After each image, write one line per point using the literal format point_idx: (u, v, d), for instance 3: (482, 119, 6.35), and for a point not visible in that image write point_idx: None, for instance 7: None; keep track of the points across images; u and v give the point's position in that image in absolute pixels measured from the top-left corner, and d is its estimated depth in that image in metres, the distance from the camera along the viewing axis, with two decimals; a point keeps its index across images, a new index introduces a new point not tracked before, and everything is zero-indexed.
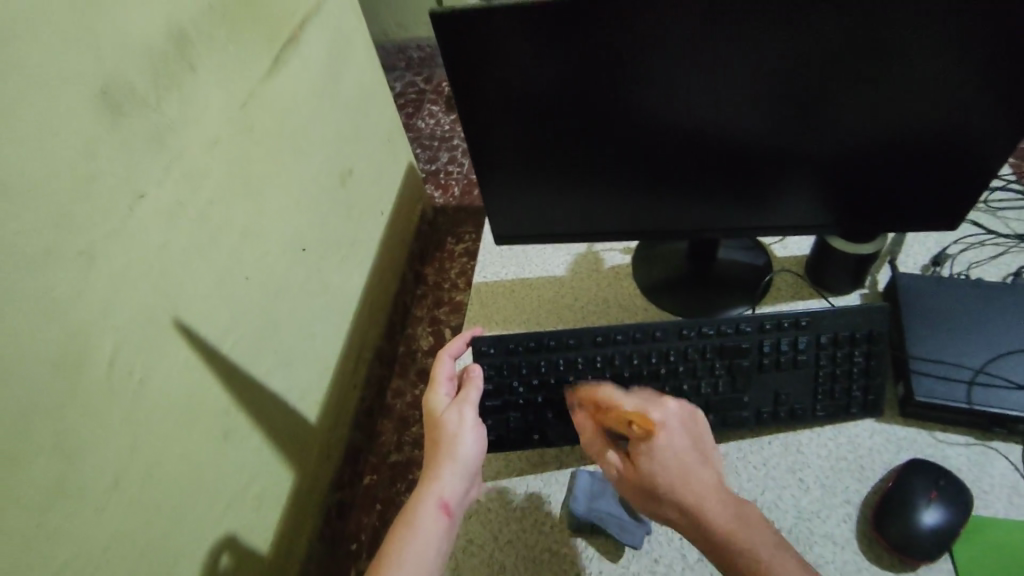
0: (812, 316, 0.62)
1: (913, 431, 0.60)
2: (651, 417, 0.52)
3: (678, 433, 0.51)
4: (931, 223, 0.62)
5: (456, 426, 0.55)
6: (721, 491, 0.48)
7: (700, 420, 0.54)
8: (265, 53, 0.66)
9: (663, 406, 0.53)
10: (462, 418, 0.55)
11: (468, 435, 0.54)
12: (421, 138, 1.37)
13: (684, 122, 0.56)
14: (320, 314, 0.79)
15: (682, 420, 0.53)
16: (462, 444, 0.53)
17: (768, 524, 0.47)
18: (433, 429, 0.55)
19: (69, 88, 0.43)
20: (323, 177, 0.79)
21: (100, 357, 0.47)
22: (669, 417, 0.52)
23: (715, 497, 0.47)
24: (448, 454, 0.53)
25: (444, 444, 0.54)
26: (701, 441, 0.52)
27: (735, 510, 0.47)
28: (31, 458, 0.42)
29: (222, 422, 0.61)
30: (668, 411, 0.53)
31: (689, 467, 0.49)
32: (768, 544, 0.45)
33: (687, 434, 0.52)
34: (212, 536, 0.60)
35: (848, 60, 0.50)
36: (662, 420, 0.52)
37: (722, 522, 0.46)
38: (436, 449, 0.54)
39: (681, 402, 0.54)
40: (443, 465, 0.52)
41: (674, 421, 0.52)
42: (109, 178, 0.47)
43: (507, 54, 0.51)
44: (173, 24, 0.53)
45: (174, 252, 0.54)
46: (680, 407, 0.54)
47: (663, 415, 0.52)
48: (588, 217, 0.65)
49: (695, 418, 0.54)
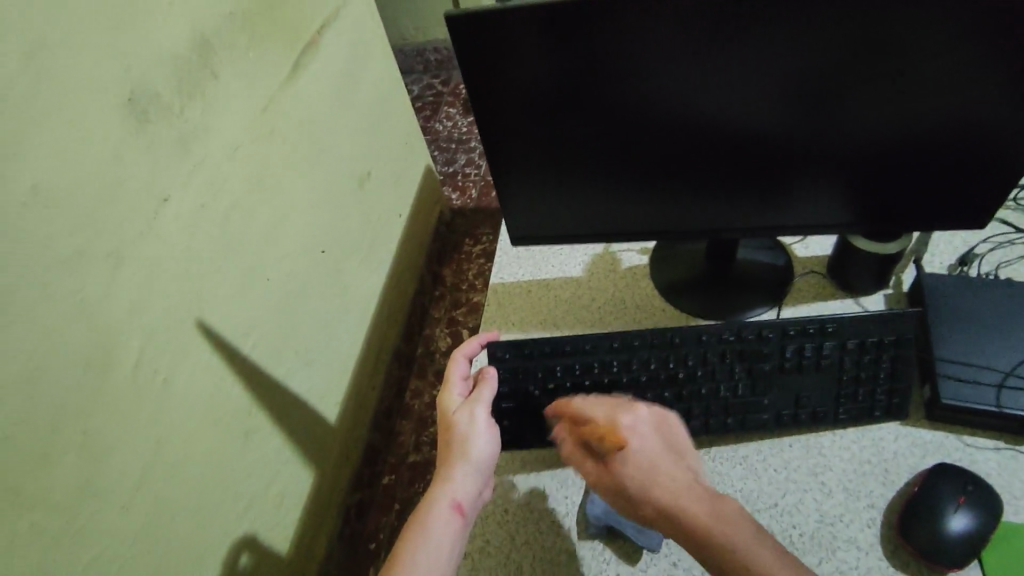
0: (835, 318, 0.61)
1: (940, 435, 0.58)
2: (618, 422, 0.52)
3: (649, 437, 0.51)
4: (957, 220, 0.61)
5: (467, 426, 0.55)
6: (695, 486, 0.47)
7: (673, 424, 0.53)
8: (286, 58, 0.67)
9: (632, 412, 0.53)
10: (474, 418, 0.55)
11: (480, 434, 0.54)
12: (438, 140, 1.38)
13: (702, 121, 0.55)
14: (339, 315, 0.80)
15: (651, 424, 0.53)
16: (474, 443, 0.54)
17: (749, 517, 0.45)
18: (446, 430, 0.55)
19: (97, 95, 0.44)
20: (342, 180, 0.80)
21: (124, 359, 0.48)
22: (638, 421, 0.52)
23: (688, 495, 0.46)
24: (460, 454, 0.53)
25: (456, 443, 0.54)
26: (675, 443, 0.52)
27: (710, 505, 0.45)
28: (61, 457, 0.43)
29: (243, 423, 0.62)
30: (638, 416, 0.53)
31: (659, 466, 0.49)
32: (745, 537, 0.43)
33: (659, 436, 0.52)
34: (232, 535, 0.61)
35: (869, 57, 0.50)
36: (630, 424, 0.52)
37: (695, 514, 0.45)
38: (449, 450, 0.54)
39: (652, 408, 0.54)
40: (455, 465, 0.52)
41: (644, 424, 0.52)
42: (134, 183, 0.48)
43: (523, 55, 0.51)
44: (196, 31, 0.54)
45: (196, 255, 0.55)
46: (650, 412, 0.54)
47: (632, 420, 0.52)
48: (605, 218, 0.65)
49: (666, 421, 0.54)
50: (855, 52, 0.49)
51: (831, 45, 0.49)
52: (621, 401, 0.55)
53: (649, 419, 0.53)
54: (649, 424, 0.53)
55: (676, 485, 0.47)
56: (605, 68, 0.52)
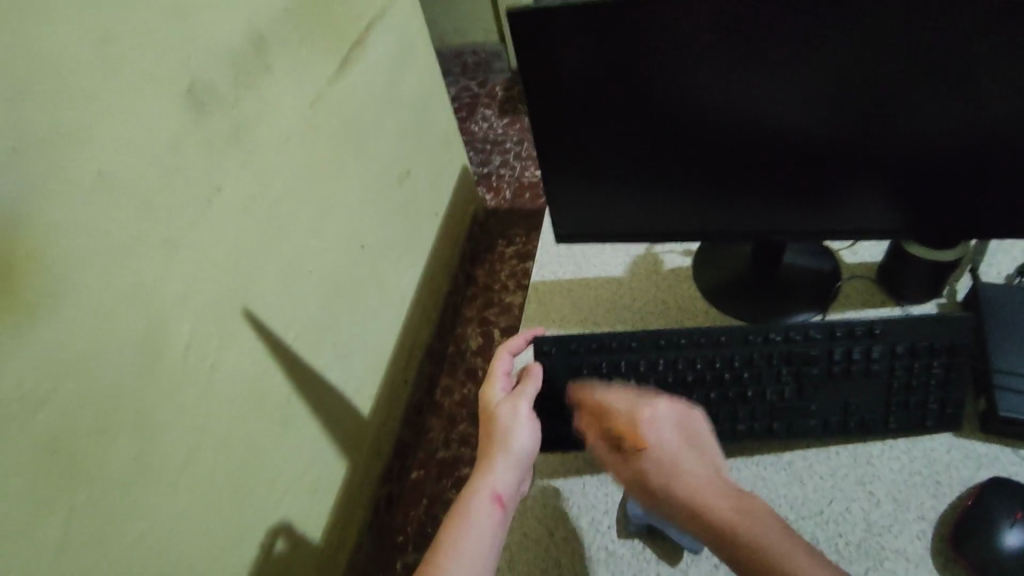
0: (886, 325, 0.60)
1: (996, 448, 0.57)
2: (638, 415, 0.53)
3: (670, 430, 0.52)
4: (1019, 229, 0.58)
5: (509, 420, 0.55)
6: (720, 483, 0.48)
7: (700, 425, 0.54)
8: (334, 54, 0.69)
9: (655, 406, 0.54)
10: (517, 412, 0.55)
11: (521, 428, 0.54)
12: (475, 141, 1.39)
13: (752, 122, 0.55)
14: (376, 309, 0.81)
15: (672, 416, 0.53)
16: (515, 436, 0.54)
17: (774, 514, 0.45)
18: (488, 422, 0.56)
19: (161, 86, 0.46)
20: (384, 175, 0.81)
21: (178, 341, 0.49)
22: (660, 415, 0.53)
23: (713, 491, 0.47)
24: (501, 447, 0.53)
25: (499, 437, 0.54)
26: (697, 439, 0.52)
27: (735, 502, 0.46)
28: (116, 434, 0.44)
29: (284, 410, 0.63)
30: (661, 412, 0.53)
31: (679, 460, 0.49)
32: (769, 532, 0.43)
33: (680, 430, 0.52)
34: (270, 520, 0.62)
35: (925, 59, 0.49)
36: (652, 417, 0.52)
37: (720, 510, 0.45)
38: (491, 442, 0.54)
39: (674, 402, 0.55)
40: (497, 457, 0.53)
41: (666, 417, 0.53)
42: (192, 171, 0.49)
43: (572, 53, 0.52)
44: (252, 26, 0.55)
45: (246, 244, 0.56)
46: (674, 408, 0.54)
47: (654, 413, 0.53)
48: (649, 218, 0.65)
49: (693, 422, 0.54)
50: (911, 54, 0.49)
51: (886, 46, 0.48)
52: (646, 396, 0.56)
53: (671, 413, 0.54)
54: (670, 417, 0.53)
55: (693, 480, 0.48)
56: (653, 67, 0.52)
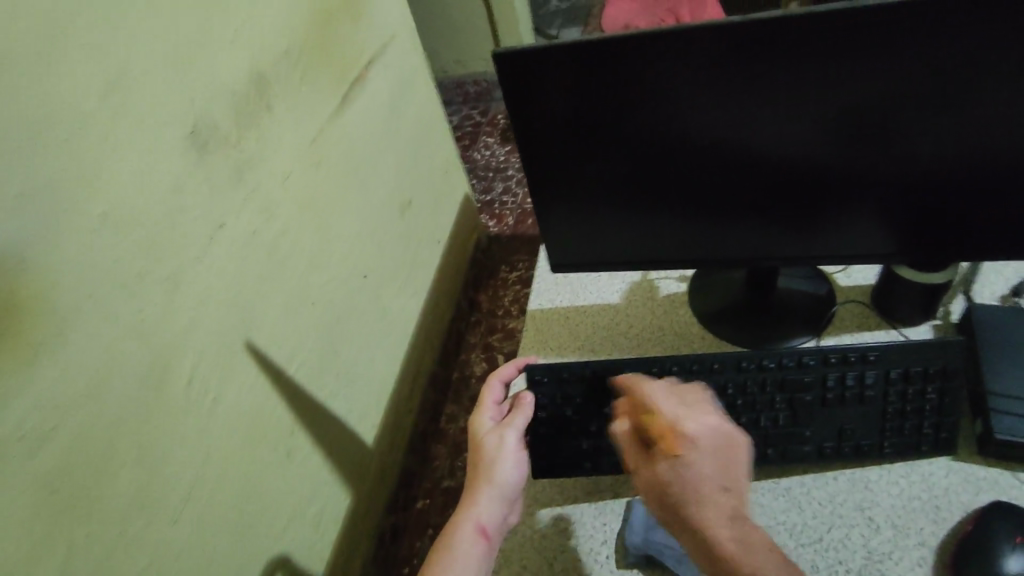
0: (881, 351, 0.60)
1: (994, 472, 0.57)
2: (680, 429, 0.51)
3: (710, 447, 0.50)
4: (1009, 250, 0.59)
5: (495, 451, 0.56)
6: (733, 508, 0.47)
7: (742, 446, 0.52)
8: (335, 90, 0.70)
9: (701, 419, 0.52)
10: (503, 443, 0.56)
11: (507, 460, 0.55)
12: (477, 169, 1.40)
13: (740, 151, 0.56)
14: (379, 338, 0.82)
15: (720, 433, 0.51)
16: (499, 468, 0.55)
17: (779, 552, 0.44)
18: (475, 451, 0.57)
19: (167, 128, 0.48)
20: (385, 207, 0.83)
21: (180, 375, 0.50)
22: (704, 429, 0.51)
23: (725, 517, 0.46)
24: (486, 477, 0.54)
25: (484, 467, 0.55)
26: (731, 460, 0.50)
27: (742, 533, 0.45)
28: (120, 468, 0.45)
29: (286, 442, 0.64)
30: (710, 426, 0.52)
31: (709, 484, 0.48)
32: (771, 567, 0.43)
33: (716, 449, 0.50)
34: (270, 553, 0.62)
35: (907, 86, 0.50)
36: (695, 432, 0.51)
37: (725, 539, 0.45)
38: (476, 471, 0.55)
39: (719, 419, 0.53)
40: (482, 488, 0.54)
41: (708, 433, 0.51)
42: (195, 210, 0.51)
43: (561, 88, 0.53)
44: (254, 68, 0.57)
45: (248, 278, 0.57)
46: (727, 426, 0.52)
47: (697, 427, 0.52)
48: (643, 247, 0.66)
49: (736, 443, 0.51)
50: (892, 81, 0.50)
51: (870, 76, 0.50)
52: (694, 408, 0.54)
53: (721, 429, 0.52)
54: (714, 434, 0.51)
55: (716, 506, 0.47)
56: (643, 100, 0.53)
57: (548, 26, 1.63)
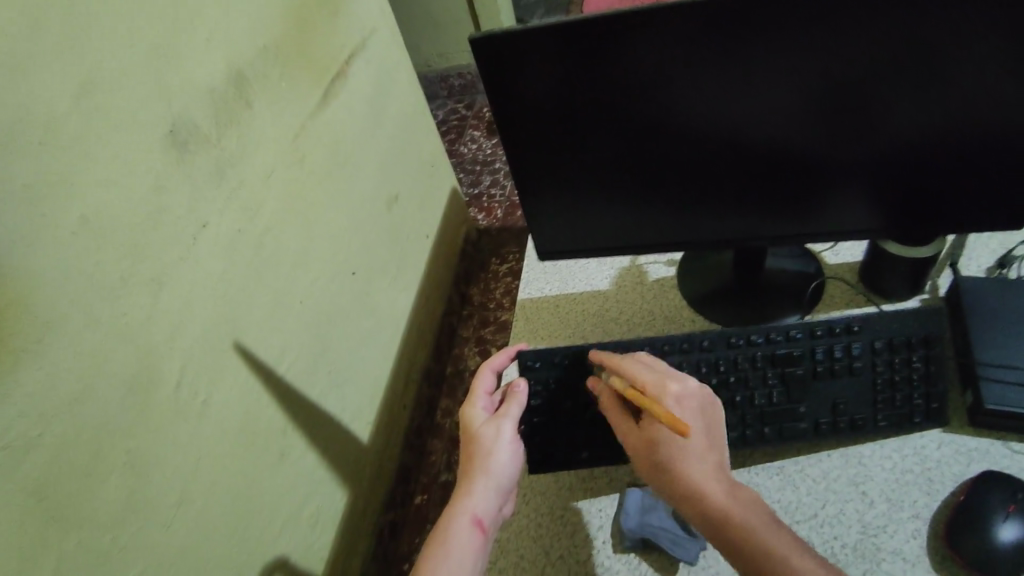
0: (863, 321, 0.61)
1: (986, 442, 0.57)
2: (666, 391, 0.52)
3: (693, 410, 0.51)
4: (985, 217, 0.59)
5: (491, 441, 0.56)
6: (721, 469, 0.48)
7: (719, 406, 0.53)
8: (316, 85, 0.70)
9: (680, 380, 0.53)
10: (499, 433, 0.56)
11: (502, 451, 0.55)
12: (464, 162, 1.39)
13: (722, 131, 0.56)
14: (370, 335, 0.81)
15: (699, 394, 0.53)
16: (494, 458, 0.54)
17: (767, 505, 0.46)
18: (470, 442, 0.56)
19: (143, 127, 0.47)
20: (370, 202, 0.82)
21: (168, 378, 0.49)
22: (685, 392, 0.52)
23: (715, 476, 0.47)
24: (481, 467, 0.54)
25: (479, 458, 0.55)
26: (715, 418, 0.52)
27: (732, 490, 0.46)
28: (107, 476, 0.44)
29: (281, 442, 0.64)
30: (686, 387, 0.53)
31: (697, 449, 0.49)
32: (765, 523, 0.44)
33: (702, 411, 0.52)
34: (270, 553, 0.62)
35: (886, 59, 0.49)
36: (677, 397, 0.52)
37: (717, 497, 0.46)
38: (470, 463, 0.55)
39: (698, 382, 0.54)
40: (477, 478, 0.54)
41: (692, 395, 0.52)
42: (176, 210, 0.50)
43: (540, 72, 0.52)
44: (231, 65, 0.56)
45: (233, 278, 0.57)
46: (700, 386, 0.53)
47: (679, 390, 0.53)
48: (629, 232, 0.66)
49: (715, 403, 0.53)
50: (872, 55, 0.49)
51: (852, 52, 0.49)
52: (668, 370, 0.55)
53: (697, 390, 0.53)
54: (695, 395, 0.52)
55: (706, 470, 0.48)
56: (625, 84, 0.53)
57: (530, 16, 1.62)
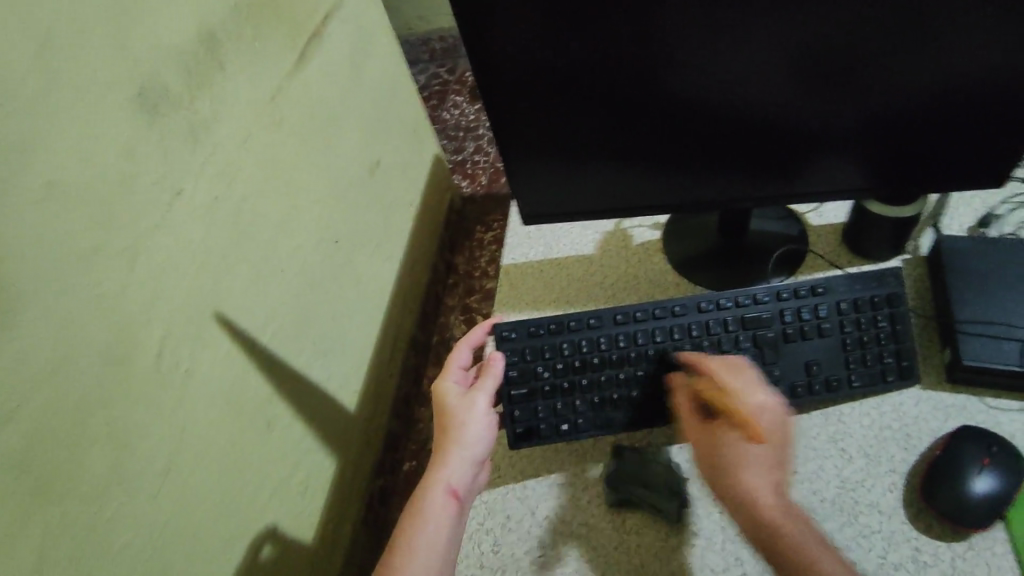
0: (828, 283, 0.63)
1: (962, 398, 0.59)
2: (754, 406, 0.53)
3: (767, 425, 0.52)
4: (958, 174, 0.60)
5: (464, 414, 0.56)
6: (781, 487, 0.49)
7: (790, 425, 0.53)
8: (290, 47, 0.67)
9: (766, 394, 0.54)
10: (473, 406, 0.57)
11: (476, 422, 0.56)
12: (447, 129, 1.37)
13: (705, 90, 0.55)
14: (354, 304, 0.81)
15: (779, 414, 0.53)
16: (467, 431, 0.55)
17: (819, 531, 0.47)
18: (442, 414, 0.57)
19: (109, 90, 0.45)
20: (351, 169, 0.80)
21: (147, 350, 0.49)
22: (771, 408, 0.53)
23: (773, 493, 0.49)
24: (454, 440, 0.55)
25: (452, 431, 0.56)
26: (782, 437, 0.52)
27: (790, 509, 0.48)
28: (87, 450, 0.44)
29: (266, 413, 0.63)
30: (766, 405, 0.53)
31: (756, 459, 0.50)
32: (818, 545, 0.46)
33: (770, 429, 0.52)
34: (259, 523, 0.62)
35: (873, 16, 0.49)
36: (765, 412, 0.53)
37: (773, 513, 0.47)
38: (445, 434, 0.56)
39: (776, 397, 0.54)
40: (450, 450, 0.55)
41: (769, 410, 0.53)
42: (149, 176, 0.48)
43: (519, 29, 0.51)
44: (200, 24, 0.54)
45: (210, 248, 0.56)
46: (776, 403, 0.54)
47: (760, 405, 0.53)
48: (611, 195, 0.65)
49: (788, 423, 0.53)
50: (862, 11, 0.48)
51: (827, 17, 0.49)
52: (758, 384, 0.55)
53: (773, 408, 0.53)
54: (779, 417, 0.53)
55: (765, 485, 0.49)
56: (607, 42, 0.52)
57: None
